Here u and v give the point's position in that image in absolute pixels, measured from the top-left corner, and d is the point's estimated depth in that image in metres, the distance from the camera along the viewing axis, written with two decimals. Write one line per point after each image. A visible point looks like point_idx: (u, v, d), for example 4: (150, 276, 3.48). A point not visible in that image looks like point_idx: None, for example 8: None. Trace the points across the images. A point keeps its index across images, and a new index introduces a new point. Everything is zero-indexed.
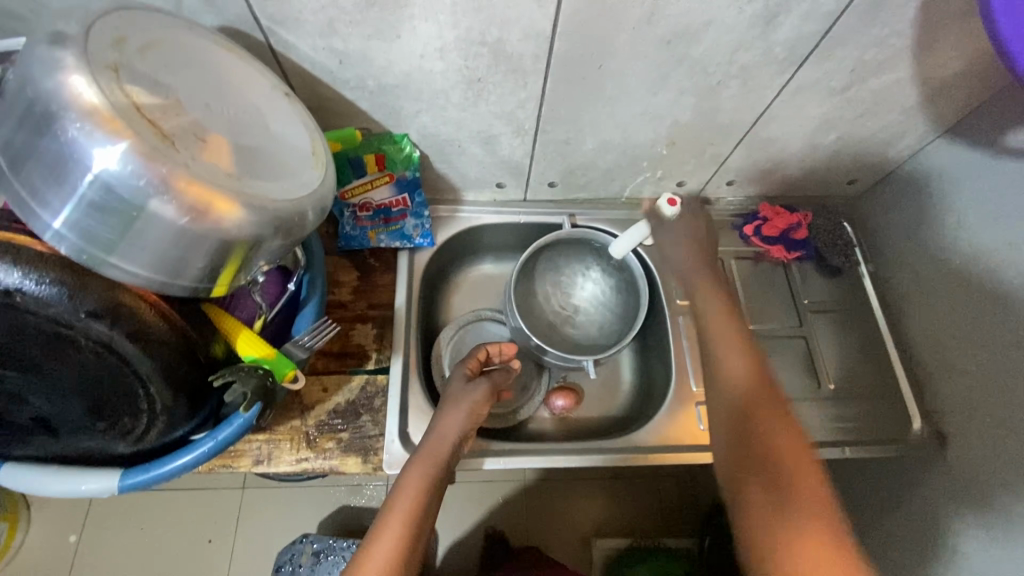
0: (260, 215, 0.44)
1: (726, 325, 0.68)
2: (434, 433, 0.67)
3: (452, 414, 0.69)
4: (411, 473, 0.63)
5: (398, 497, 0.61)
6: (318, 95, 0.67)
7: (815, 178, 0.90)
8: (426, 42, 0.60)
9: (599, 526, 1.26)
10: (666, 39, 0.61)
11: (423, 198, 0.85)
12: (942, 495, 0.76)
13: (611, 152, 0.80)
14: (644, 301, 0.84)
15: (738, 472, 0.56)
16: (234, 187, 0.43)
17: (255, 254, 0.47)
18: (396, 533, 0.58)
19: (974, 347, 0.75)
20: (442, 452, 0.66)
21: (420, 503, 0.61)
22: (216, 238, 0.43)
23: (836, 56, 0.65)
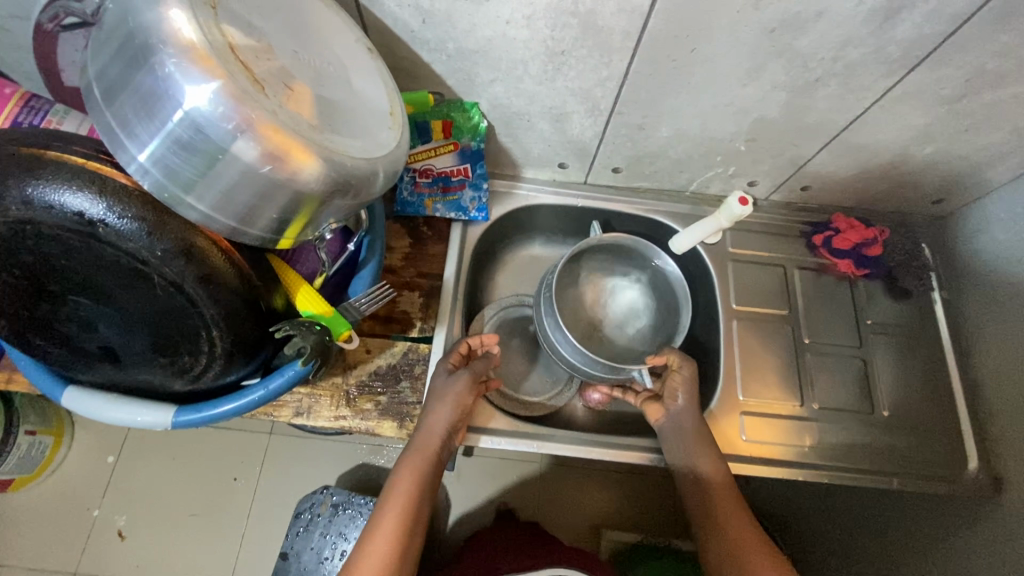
0: (337, 172, 0.44)
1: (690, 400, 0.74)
2: (423, 430, 0.69)
3: (438, 410, 0.70)
4: (403, 470, 0.67)
5: (392, 495, 0.66)
6: (395, 54, 0.65)
7: (898, 193, 0.84)
8: (514, 8, 0.57)
9: (609, 518, 1.25)
10: (771, 27, 0.56)
11: (484, 170, 0.82)
12: (988, 542, 0.72)
13: (685, 142, 0.77)
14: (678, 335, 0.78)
15: (711, 545, 0.67)
16: (316, 139, 0.42)
17: (325, 210, 0.47)
18: (392, 529, 0.64)
19: None
20: (431, 449, 0.68)
21: (413, 499, 0.66)
22: (292, 191, 0.42)
23: (954, 63, 0.59)
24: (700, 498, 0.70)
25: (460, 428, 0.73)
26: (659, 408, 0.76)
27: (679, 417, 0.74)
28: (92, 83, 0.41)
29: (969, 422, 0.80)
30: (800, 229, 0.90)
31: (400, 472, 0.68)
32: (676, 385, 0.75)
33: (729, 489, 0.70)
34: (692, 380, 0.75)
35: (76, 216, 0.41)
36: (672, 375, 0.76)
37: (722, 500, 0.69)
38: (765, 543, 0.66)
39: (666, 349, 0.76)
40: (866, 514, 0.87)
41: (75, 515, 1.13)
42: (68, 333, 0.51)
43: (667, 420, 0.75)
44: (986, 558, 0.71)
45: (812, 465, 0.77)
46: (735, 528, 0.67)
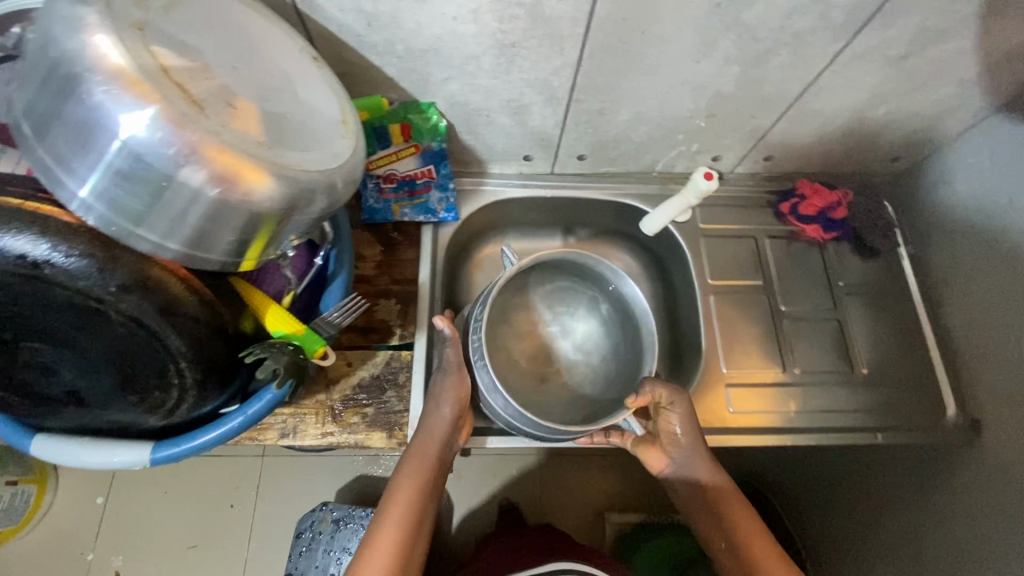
0: (293, 187, 0.42)
1: (690, 434, 0.72)
2: (423, 430, 0.69)
3: (438, 410, 0.70)
4: (404, 473, 0.67)
5: (394, 500, 0.65)
6: (344, 60, 0.64)
7: (857, 155, 0.86)
8: (459, 3, 0.56)
9: (611, 501, 1.27)
10: (717, 2, 0.56)
11: (448, 169, 0.81)
12: (972, 484, 0.74)
13: (645, 124, 0.77)
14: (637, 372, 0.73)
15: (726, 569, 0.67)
16: (266, 157, 0.41)
17: (285, 226, 0.46)
18: (394, 535, 0.63)
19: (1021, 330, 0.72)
20: (432, 449, 0.68)
21: (416, 502, 0.65)
22: (248, 211, 0.41)
23: (897, 23, 0.60)
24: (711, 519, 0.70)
25: (460, 427, 0.72)
26: (659, 455, 0.75)
27: (683, 459, 0.73)
28: (21, 120, 0.39)
29: (944, 371, 0.82)
30: (767, 199, 0.91)
31: (401, 474, 0.67)
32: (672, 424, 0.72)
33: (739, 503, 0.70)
34: (687, 415, 0.71)
35: (19, 260, 0.40)
36: (664, 414, 0.73)
37: (732, 518, 0.69)
38: (769, 539, 0.66)
39: (643, 383, 0.70)
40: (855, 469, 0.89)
41: (68, 561, 1.10)
42: (27, 380, 0.49)
43: (673, 461, 0.74)
44: (973, 499, 0.73)
45: (801, 430, 0.79)
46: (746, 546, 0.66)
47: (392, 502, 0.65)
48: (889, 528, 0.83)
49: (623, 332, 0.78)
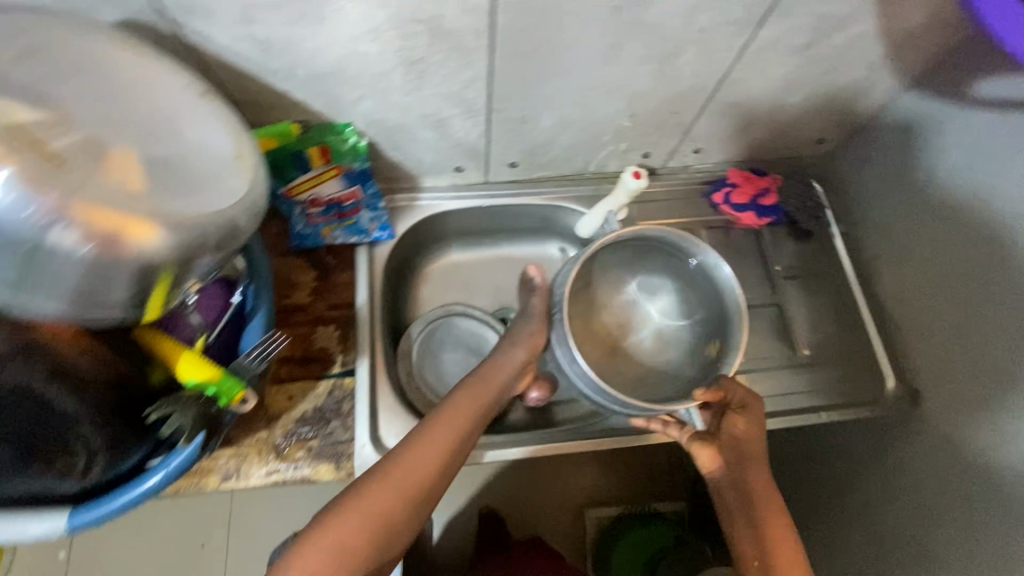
0: (185, 234, 0.41)
1: (755, 438, 0.67)
2: (491, 363, 0.75)
3: (511, 350, 0.76)
4: (462, 394, 0.71)
5: (445, 416, 0.68)
6: (247, 88, 0.62)
7: (783, 140, 0.87)
8: (355, 24, 0.54)
9: (590, 495, 1.25)
10: (616, 5, 0.56)
11: (375, 189, 0.79)
12: (914, 454, 0.76)
13: (570, 128, 0.77)
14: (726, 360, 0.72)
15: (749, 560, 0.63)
16: (149, 207, 0.40)
17: (185, 272, 0.45)
18: (439, 445, 0.65)
19: (947, 299, 0.74)
20: (494, 379, 0.73)
21: (467, 424, 0.68)
22: (137, 265, 0.40)
23: (797, 14, 0.61)
24: (737, 510, 0.66)
25: (527, 373, 0.77)
26: (713, 451, 0.69)
27: (741, 465, 0.67)
28: None
29: (883, 346, 0.84)
30: (700, 190, 0.92)
31: (441, 415, 0.67)
32: (745, 427, 0.67)
33: (777, 507, 0.65)
34: (757, 426, 0.68)
35: None
36: (733, 416, 0.68)
37: (766, 513, 0.64)
38: (797, 547, 0.63)
39: (721, 380, 0.68)
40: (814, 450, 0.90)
41: None
42: None
43: (725, 465, 0.68)
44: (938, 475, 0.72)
45: None
46: (774, 540, 0.63)
47: (419, 444, 0.64)
48: (846, 501, 0.84)
49: (704, 311, 0.79)
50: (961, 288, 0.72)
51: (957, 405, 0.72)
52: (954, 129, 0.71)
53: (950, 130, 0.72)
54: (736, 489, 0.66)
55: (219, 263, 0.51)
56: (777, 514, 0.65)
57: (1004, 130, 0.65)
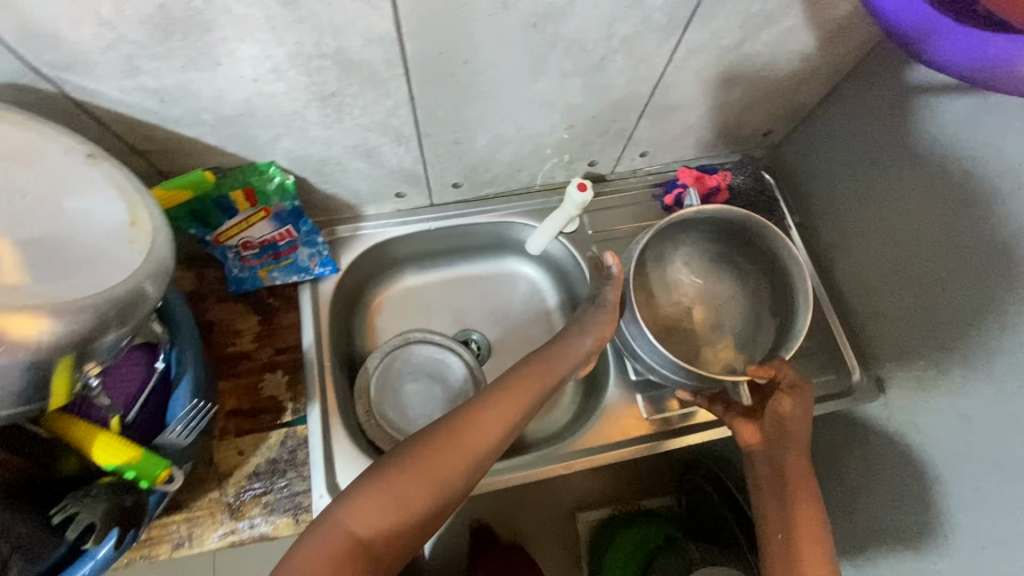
0: (73, 320, 0.40)
1: (800, 421, 0.63)
2: (558, 347, 0.72)
3: (581, 335, 0.73)
4: (522, 377, 0.68)
5: (496, 399, 0.65)
6: (152, 138, 0.58)
7: (730, 136, 0.85)
8: (253, 64, 0.51)
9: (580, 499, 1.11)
10: (531, 22, 0.53)
11: (311, 224, 0.75)
12: (888, 443, 0.75)
13: (508, 145, 0.74)
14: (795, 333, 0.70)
15: (772, 536, 0.62)
16: (28, 300, 0.39)
17: (86, 359, 0.43)
18: (482, 433, 0.62)
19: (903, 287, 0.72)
20: (555, 365, 0.71)
21: (517, 412, 0.65)
22: (21, 359, 0.39)
23: (721, 14, 0.59)
24: (769, 488, 0.64)
25: (590, 362, 0.75)
26: (755, 428, 0.67)
27: (781, 448, 0.64)
28: None
29: (845, 334, 0.82)
30: (651, 193, 0.89)
31: (509, 386, 0.67)
32: (789, 409, 0.64)
33: (811, 490, 0.62)
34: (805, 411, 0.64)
35: None
36: (779, 398, 0.65)
37: (798, 494, 0.62)
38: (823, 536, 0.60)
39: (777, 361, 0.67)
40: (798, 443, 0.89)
41: None
42: None
43: (765, 445, 0.66)
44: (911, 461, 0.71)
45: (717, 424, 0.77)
46: (800, 520, 0.61)
47: (482, 412, 0.63)
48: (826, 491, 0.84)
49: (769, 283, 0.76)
50: (916, 279, 0.69)
51: (923, 393, 0.71)
52: (894, 115, 0.69)
53: (891, 116, 0.70)
54: (769, 467, 0.64)
55: (132, 333, 0.48)
56: (808, 498, 0.62)
57: (942, 116, 0.63)
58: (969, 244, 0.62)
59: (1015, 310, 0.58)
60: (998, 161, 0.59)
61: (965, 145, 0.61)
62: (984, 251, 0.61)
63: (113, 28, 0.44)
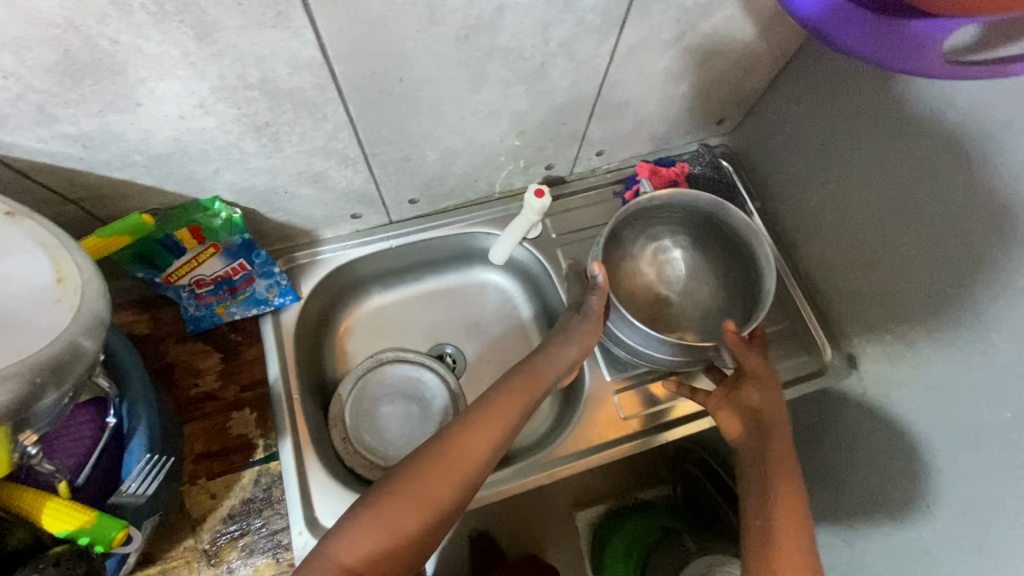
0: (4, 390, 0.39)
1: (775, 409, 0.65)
2: (544, 357, 0.70)
3: (567, 346, 0.71)
4: (511, 390, 0.67)
5: (485, 415, 0.64)
6: (83, 184, 0.56)
7: (685, 126, 0.85)
8: (177, 102, 0.49)
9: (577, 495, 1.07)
10: (463, 34, 0.52)
11: (265, 256, 0.72)
12: (864, 420, 0.75)
13: (460, 157, 0.73)
14: (767, 295, 0.67)
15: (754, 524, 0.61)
16: None
17: (27, 426, 0.43)
18: (468, 451, 0.60)
19: (868, 265, 0.72)
20: (543, 375, 0.69)
21: (506, 428, 0.64)
22: None
23: (656, 10, 0.59)
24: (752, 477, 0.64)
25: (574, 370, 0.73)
26: (735, 419, 0.68)
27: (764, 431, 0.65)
28: None
29: (815, 315, 0.82)
30: (612, 191, 0.89)
31: (497, 399, 0.65)
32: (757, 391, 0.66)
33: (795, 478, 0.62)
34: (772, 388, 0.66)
35: None
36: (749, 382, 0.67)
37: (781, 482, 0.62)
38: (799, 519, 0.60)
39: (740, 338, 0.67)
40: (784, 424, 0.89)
41: None
42: None
43: (749, 435, 0.66)
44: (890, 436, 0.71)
45: (698, 415, 0.77)
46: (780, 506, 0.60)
47: (470, 429, 0.62)
48: (812, 469, 0.83)
49: (732, 254, 0.73)
50: (881, 252, 0.69)
51: (892, 365, 0.71)
52: (842, 94, 0.69)
53: (843, 94, 0.69)
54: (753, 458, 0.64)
55: (75, 393, 0.46)
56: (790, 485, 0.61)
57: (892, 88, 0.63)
58: (932, 214, 0.61)
59: (978, 276, 0.58)
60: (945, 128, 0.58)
61: (914, 115, 0.61)
62: (947, 223, 0.60)
63: (19, 79, 0.42)
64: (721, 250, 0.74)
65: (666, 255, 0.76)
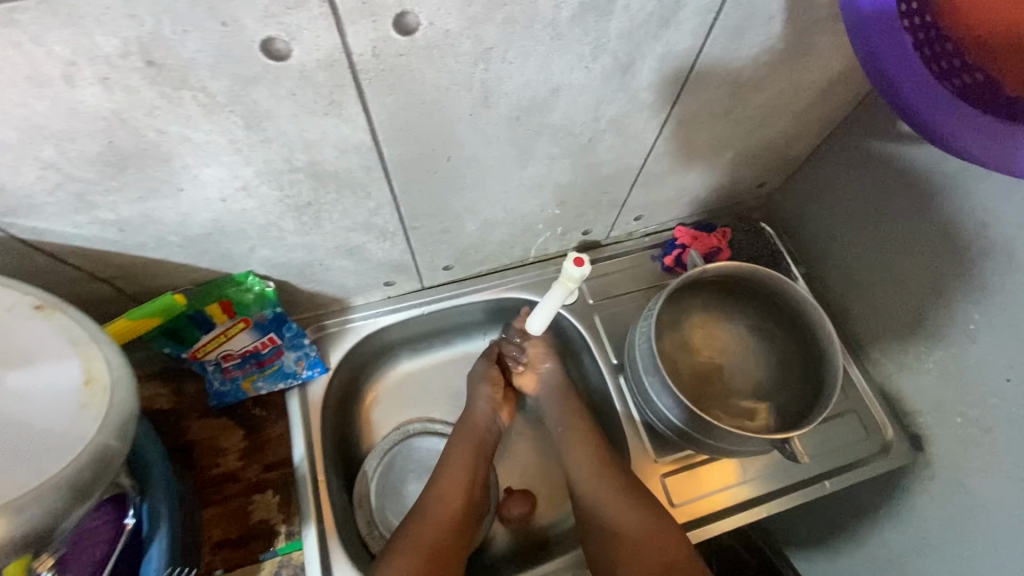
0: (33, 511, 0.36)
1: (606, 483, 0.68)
2: (468, 414, 0.75)
3: (481, 393, 0.76)
4: (455, 448, 0.71)
5: (447, 473, 0.69)
6: (116, 264, 0.54)
7: (726, 191, 0.82)
8: (220, 186, 0.47)
9: None
10: (515, 115, 0.50)
11: (295, 329, 0.68)
12: (937, 508, 0.69)
13: (498, 227, 0.70)
14: (835, 378, 0.63)
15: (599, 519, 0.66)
16: None
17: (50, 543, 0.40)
18: (453, 508, 0.66)
19: (902, 315, 0.70)
20: (477, 430, 0.74)
21: (469, 473, 0.69)
22: None
23: (710, 85, 0.57)
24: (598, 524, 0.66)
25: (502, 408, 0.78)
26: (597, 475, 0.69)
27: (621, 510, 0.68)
28: None
29: (872, 389, 0.77)
30: (650, 255, 0.85)
31: (450, 454, 0.71)
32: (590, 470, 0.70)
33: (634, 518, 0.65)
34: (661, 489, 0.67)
35: None
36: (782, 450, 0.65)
37: (639, 550, 0.63)
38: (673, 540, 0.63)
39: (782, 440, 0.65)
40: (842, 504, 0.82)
41: None
42: None
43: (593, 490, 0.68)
44: (973, 526, 0.65)
45: (748, 504, 0.72)
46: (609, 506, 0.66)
47: (439, 485, 0.68)
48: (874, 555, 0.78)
49: (783, 325, 0.70)
50: (926, 318, 0.67)
51: (963, 450, 0.66)
52: (881, 160, 0.67)
53: (876, 162, 0.68)
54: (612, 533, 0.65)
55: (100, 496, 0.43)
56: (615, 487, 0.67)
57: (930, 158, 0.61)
58: (953, 259, 0.62)
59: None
60: (983, 199, 0.58)
61: (925, 174, 0.62)
62: (974, 268, 0.60)
63: (60, 169, 0.41)
64: (769, 319, 0.71)
65: (720, 327, 0.71)
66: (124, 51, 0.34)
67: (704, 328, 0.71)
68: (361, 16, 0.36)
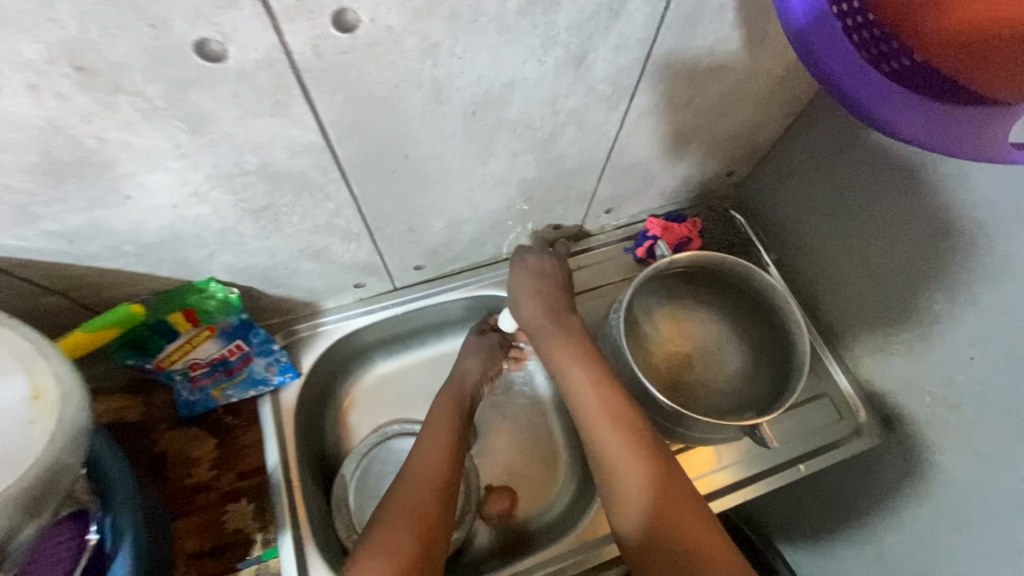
0: None
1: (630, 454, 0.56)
2: (454, 375, 0.74)
3: (470, 362, 0.76)
4: (437, 411, 0.68)
5: (428, 433, 0.65)
6: (68, 276, 0.52)
7: (695, 181, 0.82)
8: (170, 192, 0.46)
9: None
10: (470, 111, 0.50)
11: (263, 334, 0.67)
12: (911, 485, 0.70)
13: (465, 224, 0.70)
14: (801, 363, 0.64)
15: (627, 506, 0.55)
16: None
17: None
18: (437, 472, 0.60)
19: (871, 294, 0.70)
20: (461, 392, 0.72)
21: (452, 433, 0.65)
22: None
23: (668, 75, 0.57)
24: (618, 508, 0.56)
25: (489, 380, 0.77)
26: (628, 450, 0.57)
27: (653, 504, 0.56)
28: None
29: (845, 371, 0.78)
30: (623, 247, 0.85)
31: (430, 415, 0.68)
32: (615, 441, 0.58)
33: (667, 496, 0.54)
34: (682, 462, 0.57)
35: None
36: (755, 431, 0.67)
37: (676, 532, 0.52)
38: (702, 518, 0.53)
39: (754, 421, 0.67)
40: (823, 483, 0.83)
41: None
42: None
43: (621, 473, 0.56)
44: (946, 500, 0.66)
45: (728, 490, 0.73)
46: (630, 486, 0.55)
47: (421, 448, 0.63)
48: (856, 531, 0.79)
49: (751, 301, 0.71)
50: (892, 294, 0.67)
51: (933, 428, 0.67)
52: (846, 142, 0.67)
53: (842, 144, 0.67)
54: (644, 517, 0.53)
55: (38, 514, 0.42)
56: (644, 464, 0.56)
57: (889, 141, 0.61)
58: (916, 228, 0.62)
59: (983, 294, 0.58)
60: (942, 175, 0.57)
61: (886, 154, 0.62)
62: (936, 240, 0.60)
63: None
64: (739, 300, 0.71)
65: (693, 315, 0.71)
66: (50, 57, 0.33)
67: (675, 317, 0.71)
68: (297, 13, 0.36)
